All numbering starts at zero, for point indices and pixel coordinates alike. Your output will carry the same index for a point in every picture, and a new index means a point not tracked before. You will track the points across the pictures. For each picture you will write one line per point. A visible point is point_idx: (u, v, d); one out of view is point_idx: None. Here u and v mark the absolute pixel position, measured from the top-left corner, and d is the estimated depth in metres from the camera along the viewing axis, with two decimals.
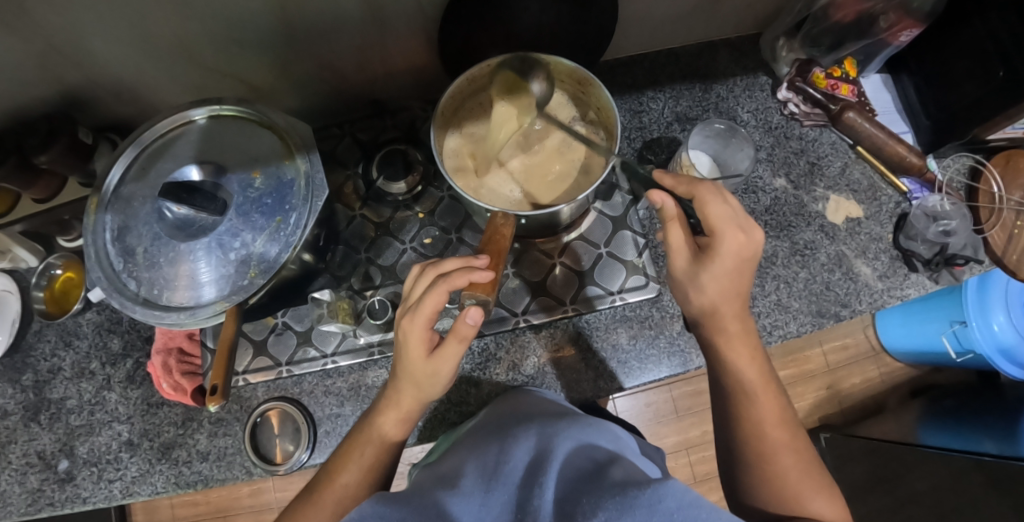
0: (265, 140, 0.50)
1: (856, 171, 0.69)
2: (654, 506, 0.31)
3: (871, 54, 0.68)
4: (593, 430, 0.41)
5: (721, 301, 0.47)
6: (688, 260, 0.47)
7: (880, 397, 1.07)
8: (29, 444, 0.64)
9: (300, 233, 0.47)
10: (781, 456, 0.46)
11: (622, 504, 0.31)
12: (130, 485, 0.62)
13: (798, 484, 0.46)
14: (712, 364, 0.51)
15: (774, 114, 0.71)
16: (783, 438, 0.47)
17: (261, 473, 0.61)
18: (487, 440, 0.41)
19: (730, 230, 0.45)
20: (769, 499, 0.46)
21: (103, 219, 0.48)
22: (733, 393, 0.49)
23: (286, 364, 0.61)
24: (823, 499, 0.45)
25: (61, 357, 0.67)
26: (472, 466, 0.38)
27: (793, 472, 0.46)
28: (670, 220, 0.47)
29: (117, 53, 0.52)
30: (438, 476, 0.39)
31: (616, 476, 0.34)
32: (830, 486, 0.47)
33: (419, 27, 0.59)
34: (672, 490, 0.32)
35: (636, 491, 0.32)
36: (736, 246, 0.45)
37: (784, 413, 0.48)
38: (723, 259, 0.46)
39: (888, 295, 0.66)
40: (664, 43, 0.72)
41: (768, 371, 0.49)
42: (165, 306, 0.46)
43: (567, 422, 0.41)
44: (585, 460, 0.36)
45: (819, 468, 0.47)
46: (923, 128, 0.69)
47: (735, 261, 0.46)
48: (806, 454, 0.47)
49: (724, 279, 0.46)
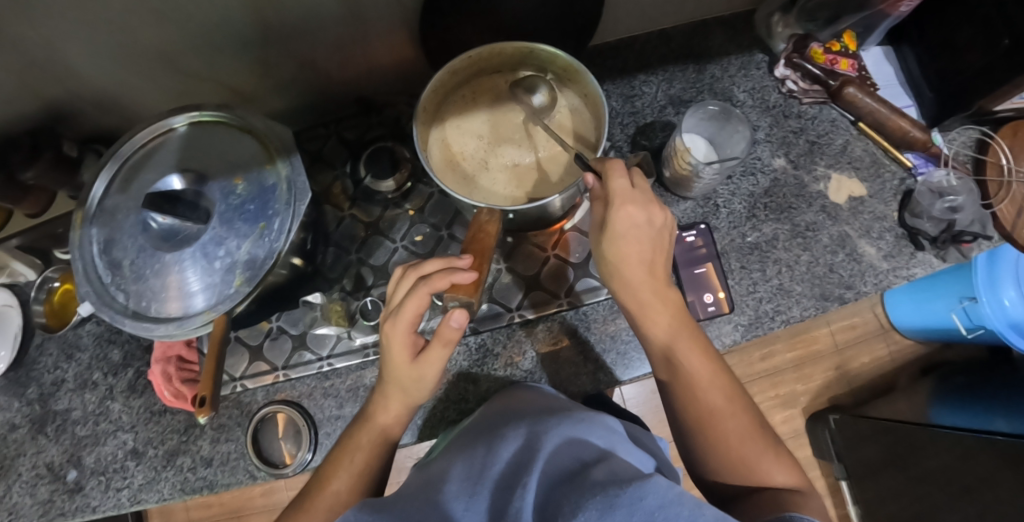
0: (247, 146, 0.49)
1: (858, 148, 0.67)
2: (636, 505, 0.30)
3: (871, 26, 0.65)
4: (585, 425, 0.40)
5: (620, 277, 0.48)
6: (595, 233, 0.48)
7: (890, 376, 1.06)
8: (38, 455, 0.65)
9: (285, 238, 0.46)
10: (723, 420, 0.48)
11: (604, 504, 0.31)
12: (138, 492, 0.63)
13: (744, 449, 0.47)
14: (643, 337, 0.51)
15: (771, 92, 0.69)
16: (720, 404, 0.48)
17: (265, 476, 0.61)
18: (476, 441, 0.41)
19: (620, 204, 0.44)
20: (722, 469, 0.48)
21: (89, 233, 0.48)
22: (669, 364, 0.50)
23: (283, 368, 0.61)
24: (771, 460, 0.47)
25: (64, 369, 0.67)
26: (459, 469, 0.38)
27: (735, 436, 0.48)
28: (591, 196, 0.47)
29: (93, 63, 0.51)
30: (425, 481, 0.38)
31: (598, 476, 0.33)
32: (778, 445, 0.49)
33: (400, 21, 0.57)
34: (654, 488, 0.31)
35: (617, 489, 0.31)
36: (627, 221, 0.44)
37: (718, 376, 0.49)
38: (614, 236, 0.45)
39: (894, 275, 0.64)
40: (655, 24, 0.70)
41: (699, 337, 0.50)
42: (154, 318, 0.46)
43: (556, 417, 0.41)
44: (570, 458, 0.36)
45: (762, 427, 0.49)
46: (927, 101, 0.67)
47: (630, 232, 0.45)
48: (750, 418, 0.49)
49: (624, 255, 0.46)
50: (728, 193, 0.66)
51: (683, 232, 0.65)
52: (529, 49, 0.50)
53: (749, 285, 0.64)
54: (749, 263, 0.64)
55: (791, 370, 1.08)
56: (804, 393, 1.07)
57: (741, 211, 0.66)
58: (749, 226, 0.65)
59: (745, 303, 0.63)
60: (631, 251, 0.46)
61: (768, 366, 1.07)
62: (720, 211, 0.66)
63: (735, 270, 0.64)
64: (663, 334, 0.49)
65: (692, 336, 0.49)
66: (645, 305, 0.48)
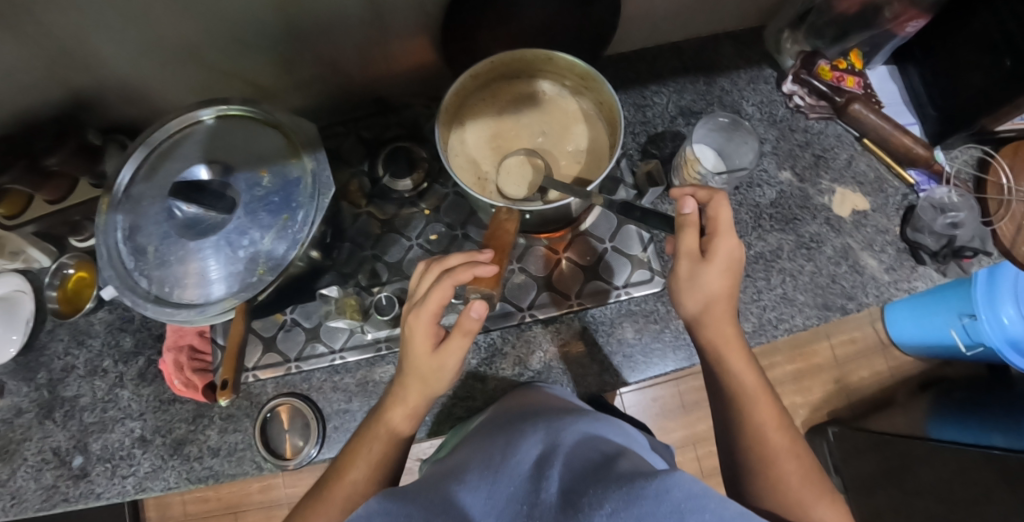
0: (271, 139, 0.51)
1: (862, 163, 0.69)
2: (661, 497, 0.31)
3: (877, 45, 0.67)
4: (602, 425, 0.42)
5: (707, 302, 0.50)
6: (690, 262, 0.49)
7: (889, 390, 1.07)
8: (44, 441, 0.66)
9: (308, 230, 0.47)
10: (783, 461, 0.47)
11: (628, 495, 0.32)
12: (143, 480, 0.63)
13: (801, 490, 0.46)
14: (711, 371, 0.53)
15: (778, 107, 0.71)
16: (784, 444, 0.48)
17: (271, 468, 0.61)
18: (496, 436, 0.42)
19: (728, 231, 0.48)
20: (773, 504, 0.46)
21: (114, 219, 0.49)
22: (734, 401, 0.50)
23: (295, 360, 0.62)
24: (824, 503, 0.46)
25: (74, 356, 0.68)
26: (480, 461, 0.39)
27: (795, 477, 0.46)
28: (688, 223, 0.48)
29: (124, 55, 0.52)
30: (445, 471, 0.39)
31: (622, 469, 0.35)
32: (832, 491, 0.47)
33: (423, 24, 0.59)
34: (679, 481, 0.32)
35: (642, 482, 0.32)
36: (729, 248, 0.48)
37: (781, 417, 0.49)
38: (713, 261, 0.48)
39: (896, 287, 0.65)
40: (668, 37, 0.72)
41: (765, 382, 0.51)
42: (175, 303, 0.47)
43: (574, 418, 0.43)
44: (593, 452, 0.37)
45: (819, 472, 0.48)
46: (930, 119, 0.69)
47: (728, 261, 0.49)
48: (808, 460, 0.48)
49: (718, 284, 0.49)
50: (735, 203, 0.68)
51: None
52: (547, 57, 0.52)
53: (754, 293, 0.65)
54: (755, 272, 0.66)
55: (791, 382, 1.09)
56: (803, 406, 1.08)
57: (748, 221, 0.67)
58: (755, 235, 0.67)
59: (749, 310, 0.64)
60: (724, 279, 0.49)
61: (768, 377, 1.08)
62: None
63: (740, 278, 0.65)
64: (741, 370, 0.50)
65: (759, 376, 0.51)
66: (725, 338, 0.51)
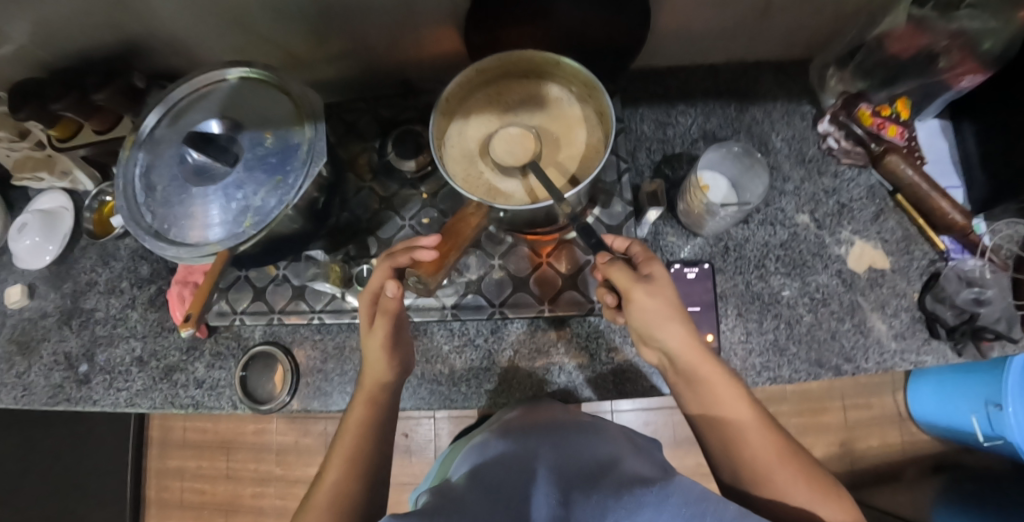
0: (281, 105, 0.53)
1: (891, 219, 0.65)
2: (662, 502, 0.36)
3: (930, 94, 0.62)
4: (597, 442, 0.46)
5: (664, 329, 0.47)
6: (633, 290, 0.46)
7: (898, 465, 1.00)
8: (60, 344, 0.72)
9: (294, 193, 0.49)
10: (776, 473, 0.47)
11: (633, 503, 0.36)
12: (134, 396, 0.69)
13: (805, 493, 0.46)
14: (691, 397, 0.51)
15: (810, 146, 0.67)
16: (776, 451, 0.48)
17: (244, 408, 0.65)
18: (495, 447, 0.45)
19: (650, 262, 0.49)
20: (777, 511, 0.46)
21: (136, 155, 0.53)
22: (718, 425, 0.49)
23: (278, 312, 0.65)
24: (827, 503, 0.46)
25: (99, 273, 0.74)
26: (485, 475, 0.41)
27: (792, 481, 0.46)
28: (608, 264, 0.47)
29: (168, 10, 0.56)
30: (447, 485, 0.41)
31: (618, 480, 0.39)
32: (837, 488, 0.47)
33: (449, 14, 0.60)
34: (679, 489, 0.37)
35: (644, 490, 0.37)
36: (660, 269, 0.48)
37: (769, 425, 0.49)
38: (659, 280, 0.47)
39: (900, 357, 0.61)
40: (705, 58, 0.69)
41: (748, 397, 0.50)
42: (170, 240, 0.51)
43: (568, 439, 0.46)
44: (591, 469, 0.41)
45: (816, 468, 0.48)
46: (977, 183, 0.63)
47: (665, 281, 0.47)
48: (801, 458, 0.48)
49: (664, 306, 0.47)
50: (741, 238, 0.65)
51: (685, 267, 0.64)
52: (556, 61, 0.52)
53: (743, 334, 0.62)
54: (748, 312, 0.63)
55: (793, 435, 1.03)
56: None
57: (752, 259, 0.64)
58: (757, 275, 0.64)
59: (734, 351, 0.62)
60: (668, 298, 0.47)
61: None
62: (730, 255, 0.65)
63: (731, 316, 0.63)
64: (719, 396, 0.49)
65: (739, 389, 0.50)
66: (689, 358, 0.49)
